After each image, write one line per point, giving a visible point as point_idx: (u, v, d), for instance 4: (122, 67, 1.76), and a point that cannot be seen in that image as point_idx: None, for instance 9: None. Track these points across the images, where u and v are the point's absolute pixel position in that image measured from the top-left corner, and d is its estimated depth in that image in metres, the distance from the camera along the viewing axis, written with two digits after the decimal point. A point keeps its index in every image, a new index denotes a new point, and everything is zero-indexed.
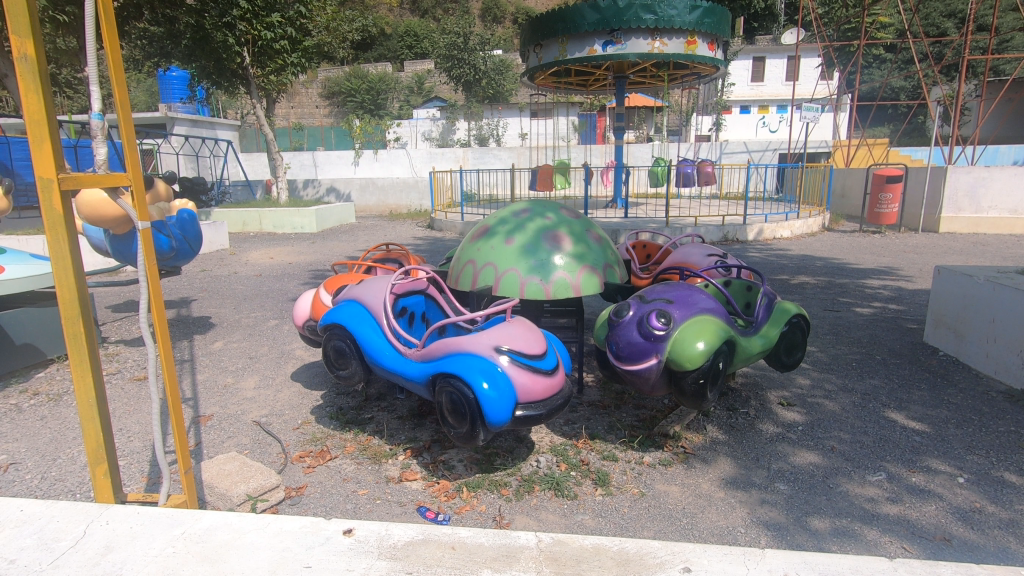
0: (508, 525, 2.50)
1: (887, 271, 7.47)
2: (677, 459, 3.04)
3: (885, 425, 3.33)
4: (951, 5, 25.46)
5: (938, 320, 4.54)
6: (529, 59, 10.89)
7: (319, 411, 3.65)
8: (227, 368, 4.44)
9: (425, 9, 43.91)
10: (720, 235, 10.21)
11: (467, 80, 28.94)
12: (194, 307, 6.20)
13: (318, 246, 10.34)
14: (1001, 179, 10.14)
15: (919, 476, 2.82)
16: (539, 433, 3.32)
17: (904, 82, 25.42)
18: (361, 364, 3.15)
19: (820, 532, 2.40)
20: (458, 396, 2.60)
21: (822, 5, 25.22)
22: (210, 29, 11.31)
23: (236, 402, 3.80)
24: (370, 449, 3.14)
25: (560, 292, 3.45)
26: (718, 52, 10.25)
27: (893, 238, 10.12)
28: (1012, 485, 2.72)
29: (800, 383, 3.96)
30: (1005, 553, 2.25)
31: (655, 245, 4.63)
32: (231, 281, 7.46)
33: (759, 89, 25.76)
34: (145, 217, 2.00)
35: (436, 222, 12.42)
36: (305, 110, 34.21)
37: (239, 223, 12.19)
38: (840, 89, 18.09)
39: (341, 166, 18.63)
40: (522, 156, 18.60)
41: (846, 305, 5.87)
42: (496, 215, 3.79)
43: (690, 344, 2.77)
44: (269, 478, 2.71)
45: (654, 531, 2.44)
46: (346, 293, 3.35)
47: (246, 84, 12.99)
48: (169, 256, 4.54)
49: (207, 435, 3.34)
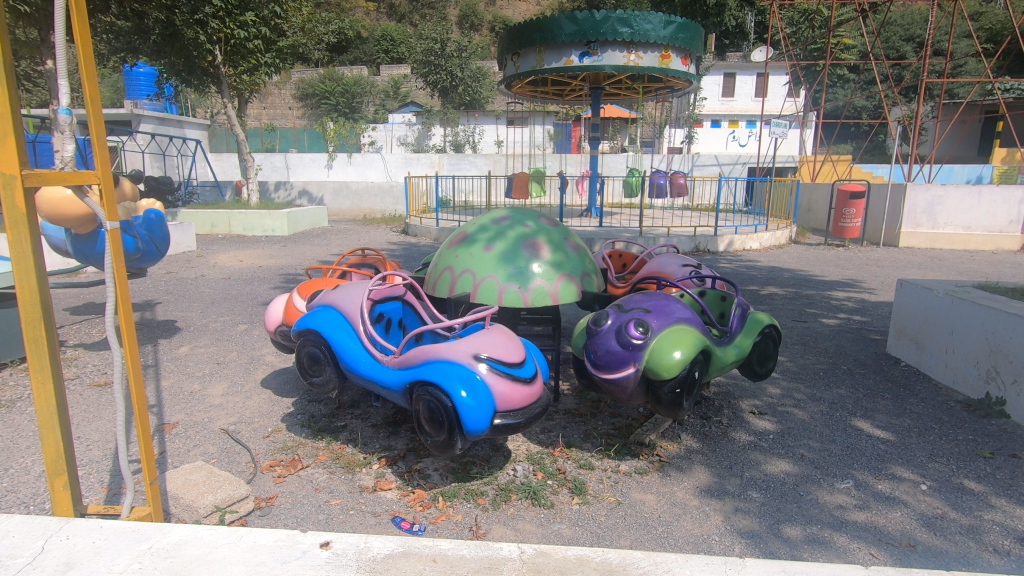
0: (484, 536, 2.47)
1: (851, 284, 7.71)
2: (652, 467, 3.06)
3: (853, 434, 3.43)
4: (909, 30, 26.71)
5: (900, 332, 4.69)
6: (506, 67, 10.94)
7: (290, 419, 3.56)
8: (194, 373, 4.30)
9: (402, 14, 44.22)
10: (692, 246, 10.41)
11: (443, 86, 28.90)
12: (159, 310, 6.01)
13: (289, 250, 10.14)
14: (956, 198, 10.62)
15: (884, 483, 2.90)
16: (515, 442, 3.30)
17: (866, 102, 26.50)
18: (337, 371, 3.09)
19: (792, 539, 2.44)
20: (436, 404, 2.56)
21: (790, 25, 26.09)
22: (181, 26, 11.04)
23: (203, 409, 3.69)
24: (343, 458, 3.08)
25: (539, 300, 3.45)
26: (691, 67, 10.47)
27: (856, 252, 10.46)
28: (971, 492, 2.82)
29: (771, 393, 4.03)
30: (966, 560, 2.32)
31: (631, 254, 4.68)
32: (199, 284, 7.26)
33: (730, 104, 26.45)
34: (115, 217, 1.92)
35: (411, 228, 12.39)
36: (278, 111, 33.95)
37: (207, 224, 11.94)
38: (806, 107, 18.67)
39: (314, 169, 18.38)
40: (498, 163, 18.71)
41: (813, 316, 6.04)
42: (476, 222, 3.78)
43: (668, 353, 2.79)
44: (238, 488, 2.61)
45: (631, 540, 2.44)
46: (321, 298, 3.28)
47: (217, 84, 12.88)
48: (135, 257, 4.37)
49: (172, 444, 3.22)
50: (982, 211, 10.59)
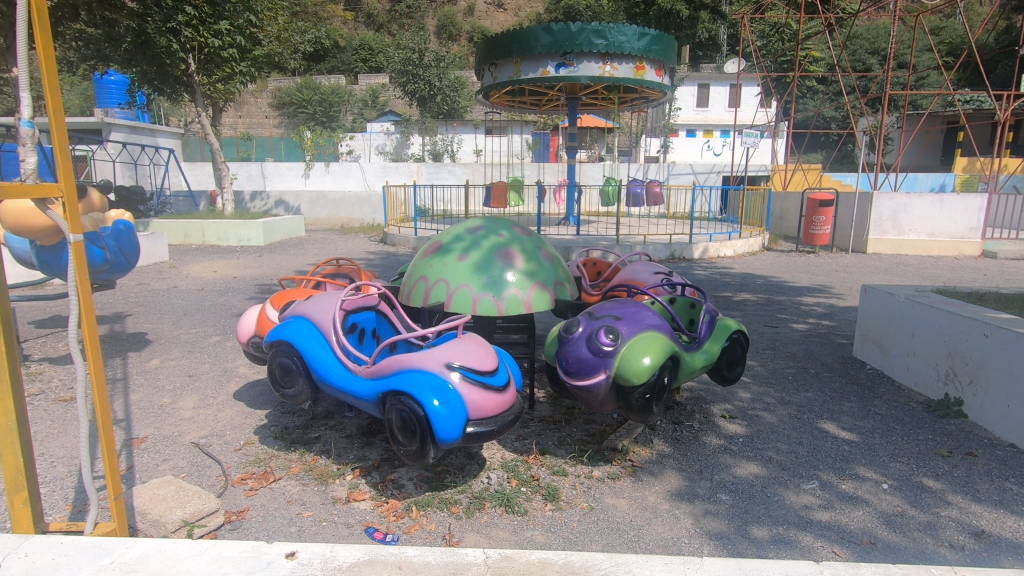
0: (458, 544, 2.48)
1: (821, 289, 7.92)
2: (625, 472, 3.11)
3: (819, 436, 3.52)
4: (875, 43, 27.64)
5: (865, 336, 4.83)
6: (483, 77, 11.05)
7: (262, 431, 3.52)
8: (164, 387, 4.22)
9: (380, 23, 44.47)
10: (667, 253, 10.57)
11: (422, 96, 28.96)
12: (129, 322, 5.89)
13: (265, 260, 10.02)
14: (919, 205, 10.97)
15: (848, 483, 2.99)
16: (490, 450, 3.32)
17: (834, 113, 27.31)
18: (309, 382, 3.08)
19: (759, 540, 2.49)
20: (409, 413, 2.57)
21: (761, 38, 26.82)
22: (154, 34, 10.88)
23: (173, 423, 3.63)
24: (316, 470, 3.06)
25: (512, 309, 3.49)
26: (665, 78, 10.68)
27: (826, 258, 10.74)
28: (929, 490, 2.93)
29: (741, 397, 4.12)
30: (923, 554, 2.41)
31: (605, 262, 4.75)
32: (171, 296, 7.14)
33: (704, 114, 27.01)
34: (78, 229, 1.90)
35: (389, 237, 12.36)
36: (254, 120, 33.72)
37: (179, 235, 11.73)
38: (777, 117, 19.13)
39: (291, 178, 18.24)
40: (476, 172, 18.75)
41: (784, 321, 6.19)
42: (450, 232, 3.81)
43: (637, 359, 2.84)
44: (208, 502, 2.58)
45: (602, 545, 2.48)
46: (294, 309, 3.27)
47: (191, 92, 12.78)
48: (103, 269, 4.30)
49: (139, 459, 3.16)
50: (944, 218, 10.96)
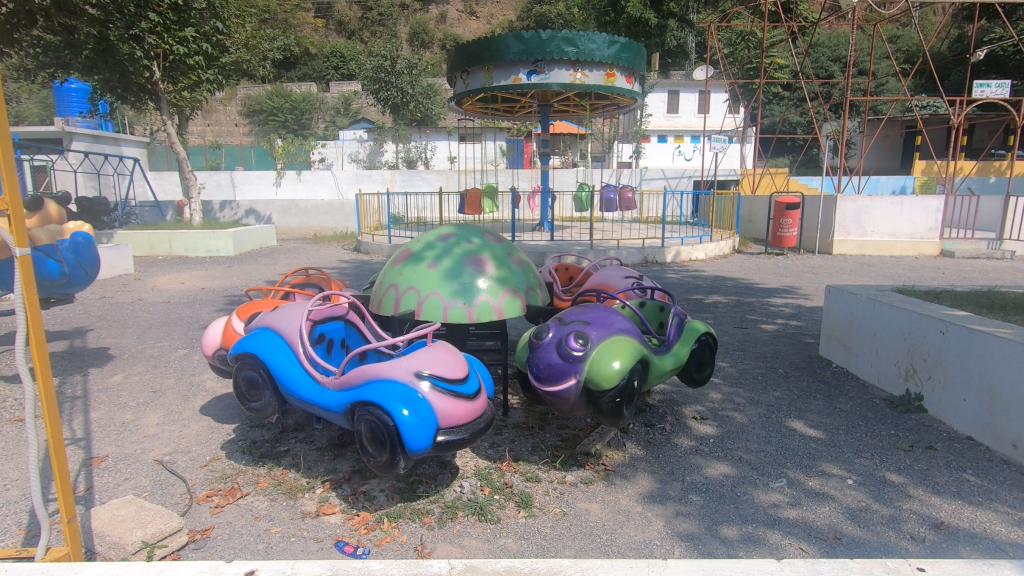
0: (429, 555, 2.45)
1: (789, 290, 8.11)
2: (598, 476, 3.12)
3: (787, 434, 3.59)
4: (836, 51, 28.54)
5: (830, 335, 4.95)
6: (455, 84, 11.06)
7: (229, 446, 3.44)
8: (126, 404, 4.08)
9: (352, 31, 44.30)
10: (640, 257, 10.68)
11: (394, 103, 28.83)
12: (90, 337, 5.69)
13: (234, 270, 9.82)
14: (881, 207, 11.32)
15: (815, 480, 3.05)
16: (463, 458, 3.30)
17: (800, 118, 28.07)
18: (275, 395, 3.02)
19: (729, 539, 2.53)
20: (378, 424, 2.54)
21: (728, 46, 27.45)
22: (116, 41, 10.63)
23: (135, 440, 3.52)
24: (285, 484, 3.00)
25: (483, 316, 3.48)
26: (635, 85, 10.85)
27: (795, 260, 11.00)
28: (893, 484, 3.00)
29: (713, 398, 4.18)
30: (886, 548, 2.47)
31: (577, 267, 4.79)
32: (135, 309, 6.93)
33: (675, 120, 27.47)
34: (25, 244, 1.84)
35: (363, 245, 12.24)
36: (223, 129, 33.17)
37: (144, 246, 11.40)
38: (745, 122, 19.57)
39: (262, 187, 17.93)
40: (450, 179, 18.69)
41: (753, 322, 6.31)
42: (421, 239, 3.79)
43: (607, 363, 2.86)
44: (170, 521, 2.51)
45: (575, 550, 2.48)
46: (260, 320, 3.21)
47: (156, 100, 12.51)
48: (60, 283, 4.14)
49: (99, 478, 3.05)
50: (904, 219, 11.33)
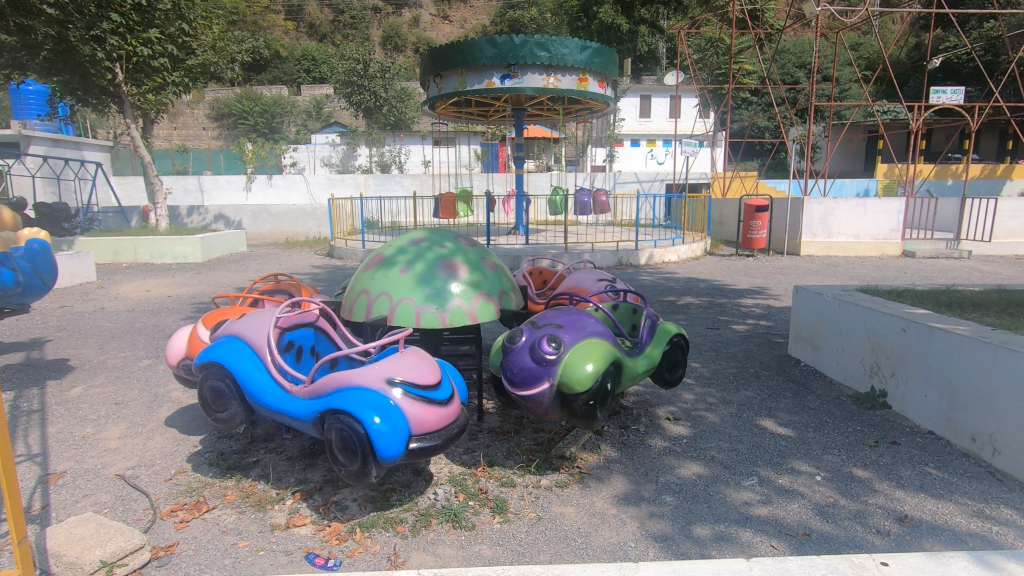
0: (403, 564, 2.41)
1: (759, 291, 8.27)
2: (573, 480, 3.12)
3: (757, 433, 3.65)
4: (801, 58, 29.34)
5: (799, 334, 5.06)
6: (428, 88, 11.01)
7: (196, 458, 3.35)
8: (86, 417, 3.93)
9: (323, 34, 43.85)
10: (614, 260, 10.80)
11: (367, 107, 28.58)
12: (49, 348, 5.48)
13: (202, 277, 9.57)
14: (846, 209, 11.65)
15: (785, 477, 3.11)
16: (438, 464, 3.27)
17: (767, 122, 28.76)
18: (243, 405, 2.95)
19: (701, 539, 2.55)
20: (349, 432, 2.50)
21: (697, 52, 27.97)
22: (76, 43, 10.21)
23: (96, 454, 3.39)
24: (254, 496, 2.92)
25: (457, 320, 3.45)
26: (607, 89, 10.97)
27: (765, 261, 11.24)
28: (859, 480, 3.07)
29: (685, 398, 4.23)
30: (854, 542, 2.52)
31: (551, 271, 4.80)
32: (97, 318, 6.70)
33: (647, 125, 27.87)
34: None
35: (336, 250, 12.08)
36: (190, 132, 32.39)
37: (108, 253, 11.05)
38: (715, 126, 19.95)
39: (232, 192, 17.57)
40: (424, 183, 18.56)
41: (725, 323, 6.41)
42: (393, 244, 3.75)
43: (580, 366, 2.86)
44: (131, 538, 2.41)
45: (550, 555, 2.47)
46: (226, 328, 3.13)
47: (118, 103, 12.17)
48: (14, 292, 3.98)
49: (56, 496, 2.92)
50: (868, 220, 11.68)
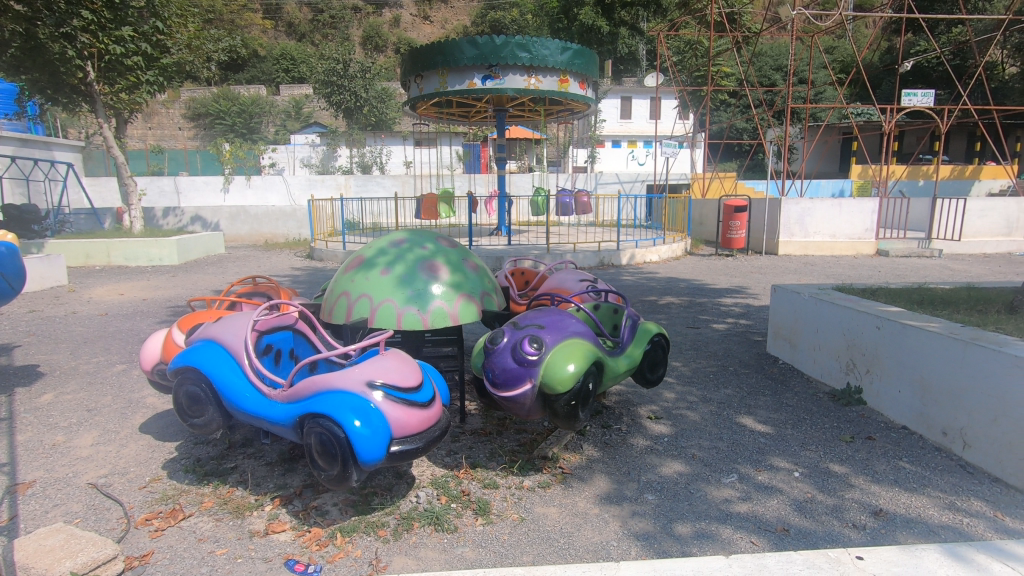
0: (384, 569, 2.39)
1: (738, 290, 8.38)
2: (555, 480, 3.13)
3: (737, 430, 3.69)
4: (778, 60, 29.84)
5: (777, 333, 5.13)
6: (409, 88, 10.95)
7: (171, 465, 3.27)
8: (57, 424, 3.82)
9: (302, 33, 43.35)
10: (596, 260, 10.85)
11: (347, 107, 28.31)
12: (17, 354, 5.31)
13: (178, 280, 9.39)
14: (822, 209, 11.88)
15: (764, 474, 3.15)
16: (420, 467, 3.25)
17: (745, 124, 29.18)
18: (220, 411, 2.90)
19: (682, 537, 2.57)
20: (329, 436, 2.47)
21: (677, 54, 28.28)
22: (45, 40, 9.94)
23: (66, 463, 3.30)
24: (231, 503, 2.87)
25: (438, 322, 3.44)
26: (588, 90, 11.02)
27: (744, 261, 11.40)
28: (836, 475, 3.13)
29: (667, 397, 4.27)
30: (831, 536, 2.57)
31: (533, 271, 4.81)
32: (68, 323, 6.52)
33: (628, 126, 28.08)
34: None
35: (316, 252, 11.94)
36: (165, 132, 31.72)
37: (79, 256, 10.76)
38: (695, 128, 20.17)
39: (209, 193, 17.27)
40: (406, 184, 18.43)
41: (705, 322, 6.48)
42: (373, 245, 3.72)
43: (562, 367, 2.87)
44: (104, 549, 2.35)
45: (533, 556, 2.46)
46: (202, 332, 3.07)
47: (90, 102, 11.88)
48: None
49: (24, 507, 2.83)
50: (843, 220, 11.92)
